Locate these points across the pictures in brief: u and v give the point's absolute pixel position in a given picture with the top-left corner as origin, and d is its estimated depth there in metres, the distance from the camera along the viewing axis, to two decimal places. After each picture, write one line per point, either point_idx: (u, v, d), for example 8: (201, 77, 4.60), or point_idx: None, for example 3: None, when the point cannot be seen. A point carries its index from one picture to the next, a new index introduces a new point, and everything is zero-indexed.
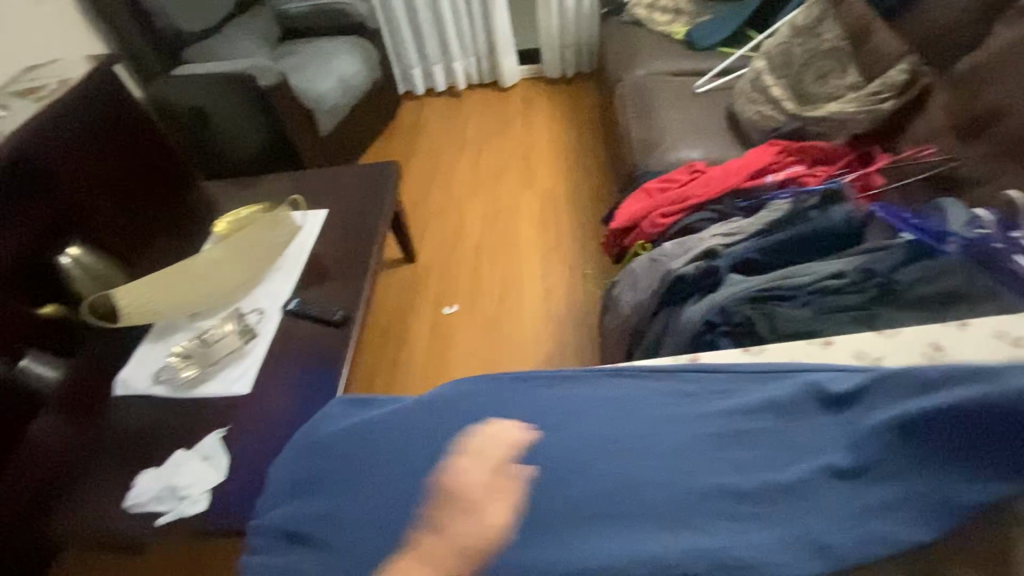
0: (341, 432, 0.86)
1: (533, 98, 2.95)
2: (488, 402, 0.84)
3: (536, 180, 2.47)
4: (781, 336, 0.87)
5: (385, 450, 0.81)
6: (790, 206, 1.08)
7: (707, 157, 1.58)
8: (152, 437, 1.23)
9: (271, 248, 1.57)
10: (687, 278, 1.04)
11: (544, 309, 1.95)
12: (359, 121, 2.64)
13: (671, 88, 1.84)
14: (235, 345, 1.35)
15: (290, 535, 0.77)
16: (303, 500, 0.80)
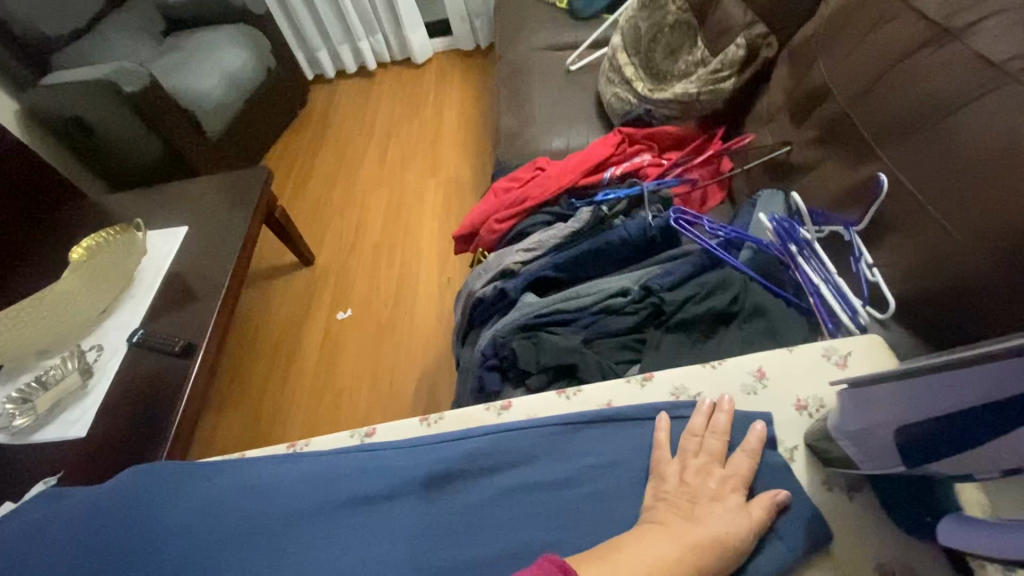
0: (51, 521, 0.67)
1: (446, 73, 2.79)
2: (222, 476, 0.70)
3: (441, 166, 2.37)
4: (544, 368, 0.83)
5: (114, 521, 0.64)
6: (593, 213, 1.01)
7: (570, 146, 1.49)
8: None
9: (124, 275, 1.53)
10: (484, 301, 0.99)
11: (438, 308, 1.91)
12: (258, 115, 2.51)
13: (545, 66, 1.73)
14: (75, 385, 1.32)
15: None
16: None
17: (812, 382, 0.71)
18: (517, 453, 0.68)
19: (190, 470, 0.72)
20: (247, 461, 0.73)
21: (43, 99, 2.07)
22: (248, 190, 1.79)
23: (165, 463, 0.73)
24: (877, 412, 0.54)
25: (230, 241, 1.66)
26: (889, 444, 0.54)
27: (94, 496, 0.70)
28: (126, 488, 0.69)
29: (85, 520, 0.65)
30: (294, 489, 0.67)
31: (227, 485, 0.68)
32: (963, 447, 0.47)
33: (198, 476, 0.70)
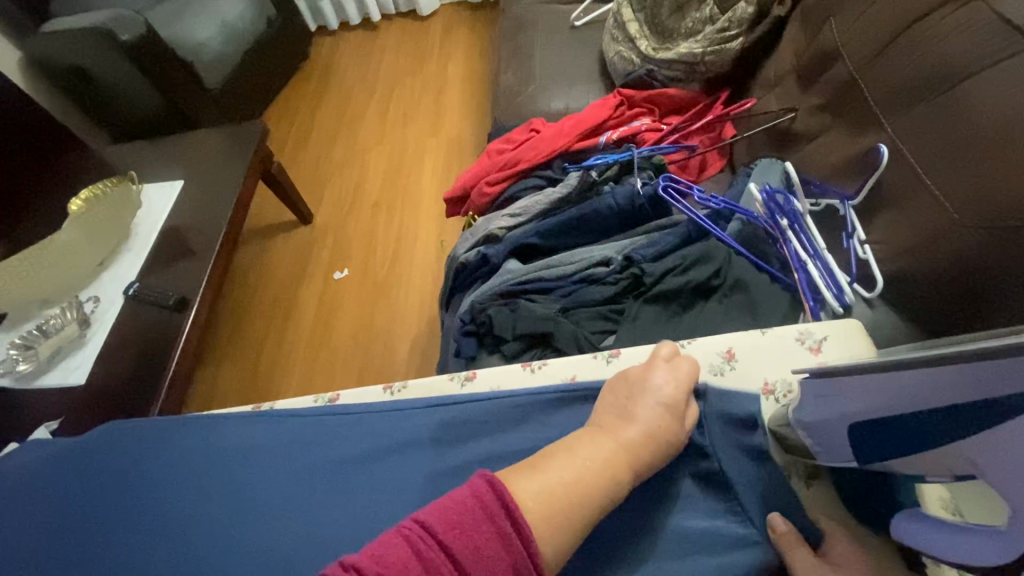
0: (36, 465, 0.71)
1: (452, 27, 2.69)
2: (199, 433, 0.72)
3: (442, 125, 2.31)
4: (519, 335, 0.82)
5: (94, 473, 0.68)
6: (581, 178, 0.98)
7: (569, 107, 1.44)
8: None
9: (121, 227, 1.54)
10: (467, 266, 0.98)
11: (435, 270, 1.91)
12: (260, 67, 2.46)
13: (549, 22, 1.65)
14: (74, 334, 1.36)
15: None
16: None
17: (780, 365, 0.70)
18: (488, 422, 0.69)
19: (170, 423, 0.74)
20: (222, 420, 0.74)
21: (40, 47, 2.04)
22: (240, 144, 1.75)
23: (136, 421, 0.75)
24: (827, 398, 0.55)
25: (225, 195, 1.64)
26: (830, 432, 0.56)
27: (63, 453, 0.71)
28: (108, 440, 0.72)
29: (65, 470, 0.69)
30: (266, 451, 0.69)
31: (198, 449, 0.70)
32: (913, 448, 0.47)
33: (176, 431, 0.72)
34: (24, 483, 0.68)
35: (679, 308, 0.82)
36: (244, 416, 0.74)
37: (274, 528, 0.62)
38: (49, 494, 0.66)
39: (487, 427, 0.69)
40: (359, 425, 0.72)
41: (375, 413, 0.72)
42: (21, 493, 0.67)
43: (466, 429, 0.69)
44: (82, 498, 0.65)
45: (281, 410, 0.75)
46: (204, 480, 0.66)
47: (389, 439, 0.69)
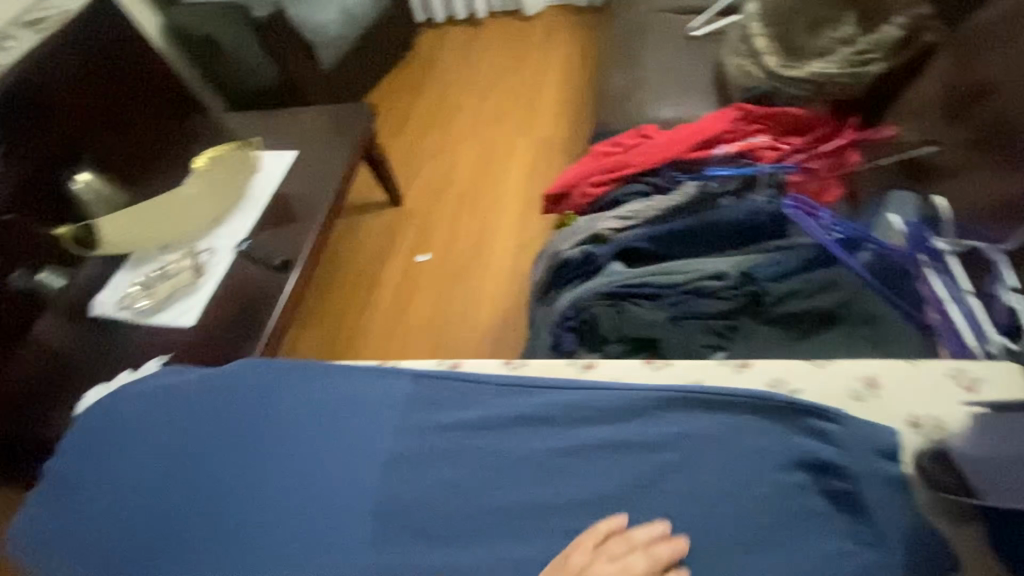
0: (165, 390, 0.74)
1: (554, 28, 2.72)
2: (314, 380, 0.72)
3: (535, 123, 2.34)
4: (623, 338, 0.82)
5: (222, 408, 0.71)
6: (697, 189, 0.96)
7: (678, 118, 1.41)
8: (116, 354, 1.39)
9: (238, 188, 1.67)
10: (569, 263, 0.97)
11: (514, 264, 1.94)
12: (368, 53, 2.57)
13: (665, 30, 1.63)
14: (188, 279, 1.47)
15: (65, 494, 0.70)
16: (74, 483, 0.70)
17: (927, 400, 0.69)
18: (608, 410, 0.68)
19: (284, 363, 0.74)
20: (340, 367, 0.75)
21: (187, 18, 2.27)
22: (351, 124, 1.85)
23: (253, 357, 0.76)
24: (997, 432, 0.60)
25: (333, 169, 1.74)
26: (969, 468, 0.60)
27: (189, 383, 0.74)
28: (229, 373, 0.74)
29: (195, 401, 0.72)
30: (384, 409, 0.70)
31: (316, 397, 0.71)
32: None
33: (292, 375, 0.73)
34: (158, 411, 0.72)
35: (798, 332, 0.79)
36: (356, 367, 0.74)
37: (401, 487, 0.65)
38: (185, 426, 0.70)
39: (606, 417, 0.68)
40: (472, 395, 0.71)
41: (489, 385, 0.72)
42: (158, 421, 0.71)
43: (585, 414, 0.68)
44: (216, 431, 0.69)
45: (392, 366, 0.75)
46: (326, 431, 0.68)
47: (506, 414, 0.69)
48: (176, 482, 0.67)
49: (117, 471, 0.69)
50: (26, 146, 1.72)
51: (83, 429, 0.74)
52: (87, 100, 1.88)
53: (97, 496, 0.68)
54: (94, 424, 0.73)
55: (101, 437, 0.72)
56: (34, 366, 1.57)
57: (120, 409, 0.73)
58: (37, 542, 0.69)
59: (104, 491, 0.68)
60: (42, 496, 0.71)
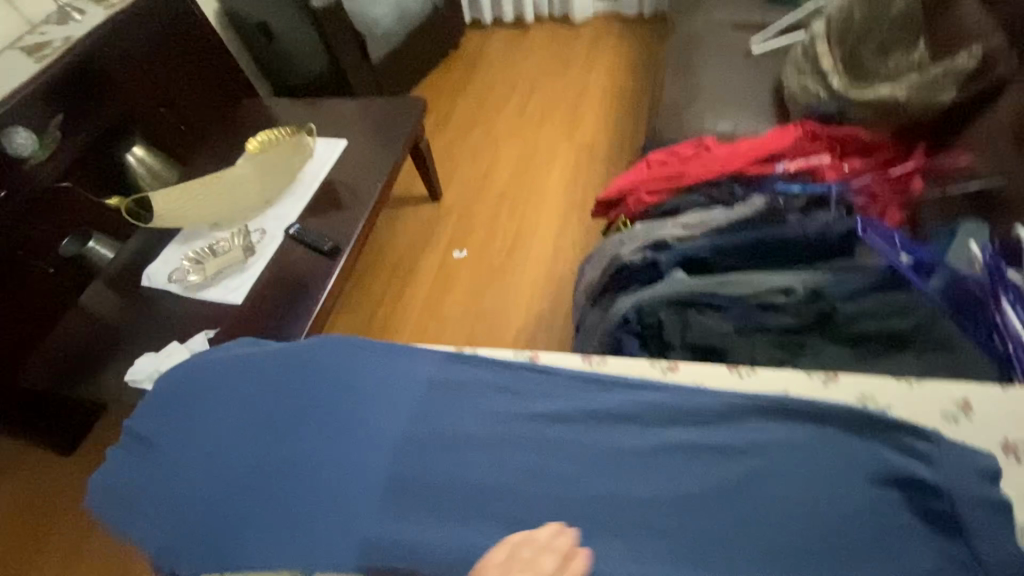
0: (254, 361, 0.75)
1: (601, 36, 2.73)
2: (404, 364, 0.75)
3: (577, 129, 2.35)
4: (688, 346, 0.84)
5: (313, 382, 0.72)
6: (766, 203, 0.97)
7: (735, 132, 1.41)
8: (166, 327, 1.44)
9: (288, 172, 1.69)
10: (630, 268, 0.97)
11: (551, 267, 1.94)
12: (417, 49, 2.60)
13: (724, 45, 1.63)
14: (236, 257, 1.50)
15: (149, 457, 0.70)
16: (159, 447, 0.71)
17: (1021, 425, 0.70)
18: (694, 413, 0.70)
19: (374, 345, 0.77)
20: (427, 351, 0.77)
21: (242, 2, 2.29)
22: (402, 117, 1.87)
23: (340, 336, 0.78)
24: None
25: (383, 159, 1.76)
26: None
27: (276, 356, 0.75)
28: (317, 349, 0.76)
29: (286, 374, 0.73)
30: (474, 396, 0.72)
31: (408, 378, 0.73)
32: None
33: (383, 356, 0.75)
34: (250, 377, 0.73)
35: (871, 353, 0.81)
36: (443, 354, 0.77)
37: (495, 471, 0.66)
38: (276, 394, 0.72)
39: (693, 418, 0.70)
40: (558, 388, 0.73)
41: (574, 380, 0.74)
42: (249, 388, 0.73)
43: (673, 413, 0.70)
44: (308, 404, 0.71)
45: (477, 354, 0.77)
46: (418, 412, 0.70)
47: (594, 409, 0.71)
48: (266, 449, 0.68)
49: (207, 433, 0.70)
50: (88, 120, 1.78)
51: (169, 394, 0.75)
52: (150, 80, 1.95)
53: (183, 456, 0.69)
54: (182, 386, 0.75)
55: (188, 403, 0.73)
56: (86, 329, 1.58)
57: (209, 373, 0.75)
58: (115, 497, 0.69)
59: (191, 452, 0.69)
60: (123, 452, 0.72)
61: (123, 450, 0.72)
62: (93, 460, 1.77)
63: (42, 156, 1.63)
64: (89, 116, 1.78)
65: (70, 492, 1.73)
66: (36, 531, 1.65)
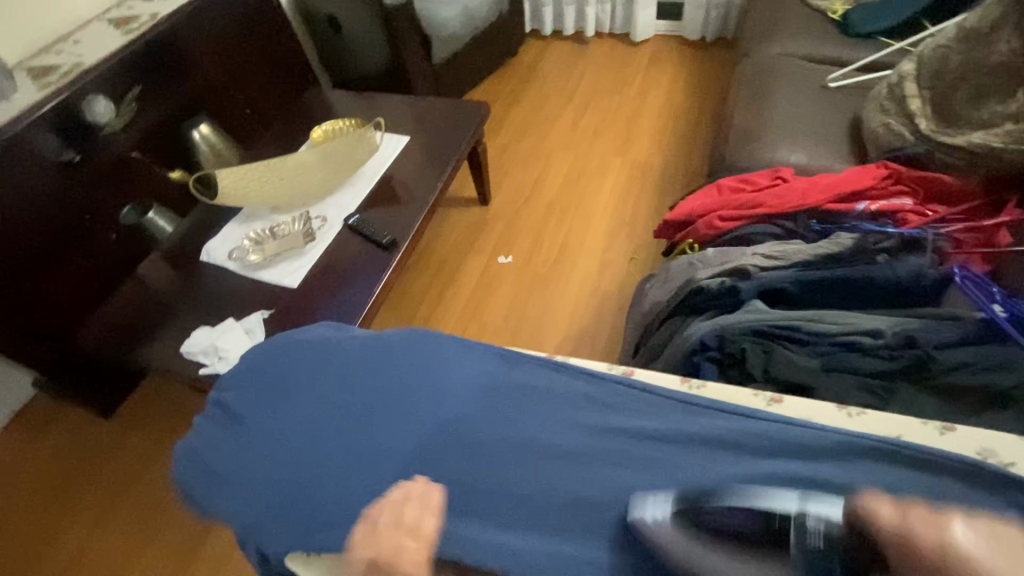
0: (345, 346, 0.79)
1: (662, 56, 2.72)
2: (491, 365, 0.78)
3: (632, 146, 2.34)
4: (771, 381, 0.81)
5: (404, 373, 0.76)
6: (854, 241, 0.95)
7: (808, 164, 1.39)
8: (227, 302, 1.48)
9: (351, 163, 1.70)
10: (707, 292, 0.97)
11: (596, 282, 1.93)
12: (478, 53, 2.62)
13: (800, 76, 1.62)
14: (297, 243, 1.54)
15: (238, 425, 0.74)
16: (247, 418, 0.74)
17: None
18: (777, 445, 0.71)
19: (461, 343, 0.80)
20: (515, 353, 0.80)
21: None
22: (465, 119, 1.88)
23: (430, 332, 0.82)
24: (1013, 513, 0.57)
25: (444, 157, 1.77)
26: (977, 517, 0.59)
27: (368, 345, 0.79)
28: (410, 343, 0.80)
29: (378, 362, 0.77)
30: (557, 404, 0.75)
31: (492, 380, 0.76)
32: None
33: (472, 356, 0.79)
34: (338, 363, 0.77)
35: (971, 409, 0.77)
36: (527, 358, 0.79)
37: (576, 480, 0.70)
38: (364, 381, 0.75)
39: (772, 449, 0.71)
40: (642, 405, 0.75)
41: (656, 399, 0.76)
42: (341, 373, 0.76)
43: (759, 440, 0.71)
44: (398, 394, 0.74)
45: (560, 362, 0.80)
46: (503, 415, 0.74)
47: (676, 429, 0.73)
48: (353, 434, 0.71)
49: (294, 412, 0.74)
50: (161, 96, 1.83)
51: (259, 368, 0.79)
52: (224, 62, 2.00)
53: (271, 432, 0.73)
54: (273, 362, 0.79)
55: (278, 379, 0.77)
56: (142, 298, 1.58)
57: (302, 353, 0.79)
58: (202, 465, 0.72)
59: (279, 428, 0.73)
60: (213, 423, 0.76)
61: (212, 421, 0.76)
62: (128, 426, 1.80)
63: (118, 126, 1.67)
64: (161, 91, 1.82)
65: (102, 454, 1.76)
66: (73, 487, 1.69)
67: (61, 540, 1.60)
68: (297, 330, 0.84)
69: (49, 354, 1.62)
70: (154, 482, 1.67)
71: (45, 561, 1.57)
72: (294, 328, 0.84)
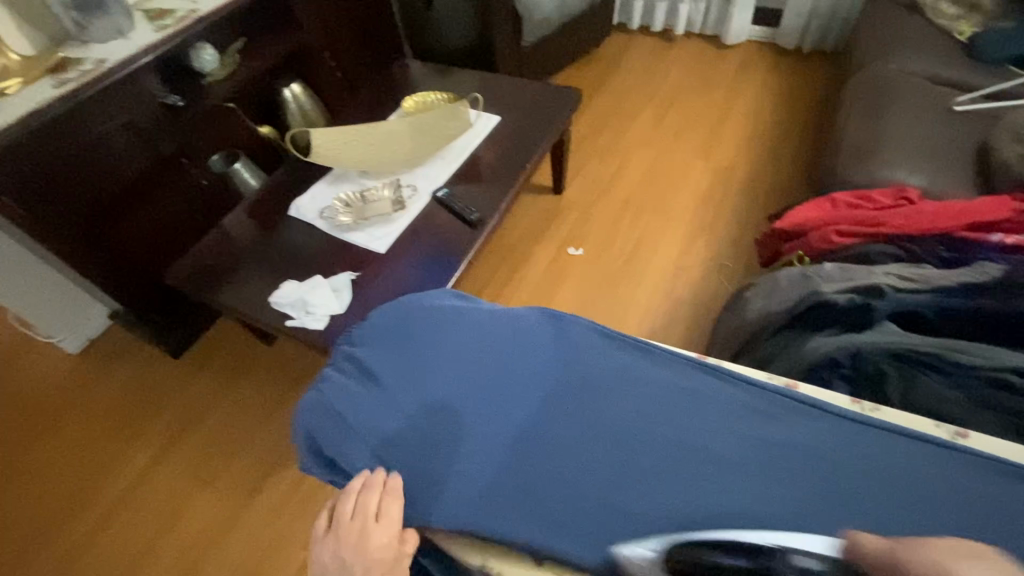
0: (468, 313, 0.83)
1: (752, 62, 2.64)
2: (611, 350, 0.79)
3: (715, 152, 2.27)
4: (909, 406, 0.83)
5: (528, 348, 0.79)
6: (1004, 272, 0.94)
7: (928, 188, 1.32)
8: (314, 259, 1.51)
9: (444, 137, 1.69)
10: (833, 306, 0.96)
11: (668, 285, 1.89)
12: (565, 40, 2.58)
13: (923, 96, 1.54)
14: (386, 211, 1.56)
15: (364, 381, 0.77)
16: (374, 373, 0.78)
17: None
18: (909, 470, 0.69)
19: (581, 326, 0.82)
20: (648, 344, 0.81)
21: None
22: (557, 103, 1.84)
23: (552, 312, 0.84)
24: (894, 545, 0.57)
25: (533, 139, 1.74)
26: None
27: (494, 317, 0.83)
28: (533, 320, 0.82)
29: (502, 334, 0.80)
30: (679, 397, 0.75)
31: (624, 364, 0.78)
32: None
33: (592, 340, 0.80)
34: (473, 332, 0.80)
35: None
36: (648, 347, 0.81)
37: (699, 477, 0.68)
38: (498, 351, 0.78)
39: (906, 471, 0.69)
40: (767, 409, 0.75)
41: (782, 409, 0.75)
42: (468, 340, 0.79)
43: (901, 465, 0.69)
44: (523, 370, 0.77)
45: (681, 356, 0.80)
46: (623, 400, 0.74)
47: (804, 439, 0.72)
48: (479, 400, 0.74)
49: (425, 374, 0.76)
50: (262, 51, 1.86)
51: (387, 326, 0.83)
52: (323, 24, 2.02)
53: (396, 390, 0.75)
54: (400, 323, 0.83)
55: (406, 338, 0.80)
56: (221, 241, 1.57)
57: (430, 317, 0.82)
58: (333, 413, 0.76)
59: (405, 386, 0.75)
60: (345, 377, 0.79)
61: (342, 375, 0.80)
62: (192, 368, 1.85)
63: (221, 78, 1.71)
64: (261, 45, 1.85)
65: (167, 391, 1.81)
66: (139, 418, 1.75)
67: (125, 466, 1.67)
68: (422, 295, 0.88)
69: (130, 281, 1.66)
70: (216, 424, 1.72)
71: (110, 484, 1.64)
72: (419, 293, 0.89)
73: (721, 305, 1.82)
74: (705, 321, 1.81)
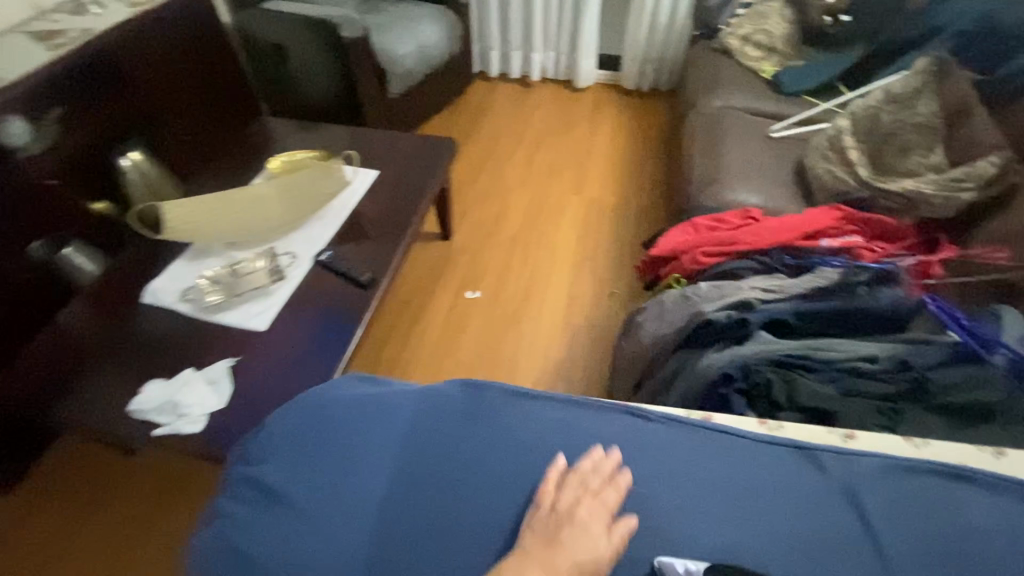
0: (368, 400, 0.85)
1: (603, 102, 2.90)
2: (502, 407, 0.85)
3: (586, 186, 2.44)
4: (798, 407, 0.91)
5: (428, 426, 0.82)
6: (840, 276, 1.13)
7: (766, 205, 1.53)
8: (181, 348, 1.32)
9: (320, 197, 1.60)
10: (717, 324, 1.05)
11: (565, 316, 1.96)
12: (430, 91, 2.62)
13: (747, 126, 1.80)
14: (262, 282, 1.43)
15: (267, 498, 0.74)
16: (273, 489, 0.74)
17: None
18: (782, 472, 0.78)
19: (474, 391, 0.87)
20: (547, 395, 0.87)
21: (256, 23, 2.17)
22: (433, 153, 1.85)
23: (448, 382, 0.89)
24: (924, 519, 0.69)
25: (416, 190, 1.72)
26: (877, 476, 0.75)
27: (393, 400, 0.85)
28: (429, 397, 0.86)
29: (402, 416, 0.83)
30: (574, 442, 0.81)
31: (541, 422, 0.83)
32: None
33: (485, 405, 0.85)
34: (381, 424, 0.81)
35: (963, 424, 0.89)
36: (539, 397, 0.87)
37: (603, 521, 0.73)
38: (418, 438, 0.81)
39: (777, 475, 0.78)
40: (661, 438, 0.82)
41: (669, 436, 0.82)
42: (368, 432, 0.80)
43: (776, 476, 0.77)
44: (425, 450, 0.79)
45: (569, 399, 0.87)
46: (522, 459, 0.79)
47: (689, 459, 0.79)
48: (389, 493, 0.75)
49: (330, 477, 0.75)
50: (87, 117, 1.61)
51: (284, 433, 0.80)
52: (163, 86, 1.83)
53: (301, 502, 0.73)
54: (295, 429, 0.81)
55: (304, 443, 0.79)
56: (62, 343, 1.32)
57: (330, 412, 0.82)
58: (235, 554, 0.69)
59: (311, 497, 0.73)
60: (247, 505, 0.74)
61: (240, 502, 0.75)
62: (36, 503, 1.50)
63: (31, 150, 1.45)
64: (85, 110, 1.60)
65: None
66: None
67: None
68: (323, 387, 0.87)
69: None
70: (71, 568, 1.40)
71: None
72: (320, 384, 0.88)
73: (616, 327, 1.93)
74: (605, 345, 1.89)
